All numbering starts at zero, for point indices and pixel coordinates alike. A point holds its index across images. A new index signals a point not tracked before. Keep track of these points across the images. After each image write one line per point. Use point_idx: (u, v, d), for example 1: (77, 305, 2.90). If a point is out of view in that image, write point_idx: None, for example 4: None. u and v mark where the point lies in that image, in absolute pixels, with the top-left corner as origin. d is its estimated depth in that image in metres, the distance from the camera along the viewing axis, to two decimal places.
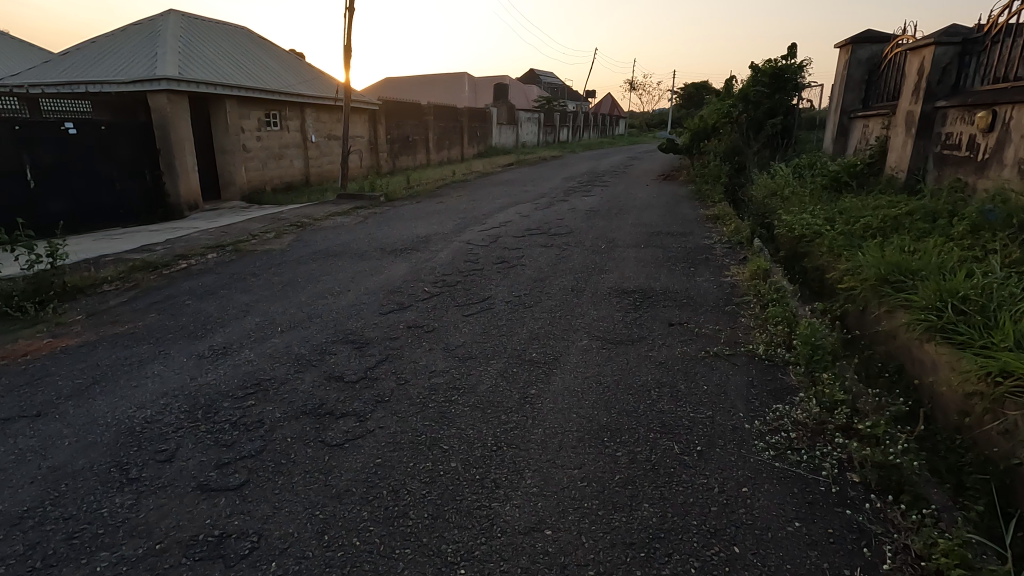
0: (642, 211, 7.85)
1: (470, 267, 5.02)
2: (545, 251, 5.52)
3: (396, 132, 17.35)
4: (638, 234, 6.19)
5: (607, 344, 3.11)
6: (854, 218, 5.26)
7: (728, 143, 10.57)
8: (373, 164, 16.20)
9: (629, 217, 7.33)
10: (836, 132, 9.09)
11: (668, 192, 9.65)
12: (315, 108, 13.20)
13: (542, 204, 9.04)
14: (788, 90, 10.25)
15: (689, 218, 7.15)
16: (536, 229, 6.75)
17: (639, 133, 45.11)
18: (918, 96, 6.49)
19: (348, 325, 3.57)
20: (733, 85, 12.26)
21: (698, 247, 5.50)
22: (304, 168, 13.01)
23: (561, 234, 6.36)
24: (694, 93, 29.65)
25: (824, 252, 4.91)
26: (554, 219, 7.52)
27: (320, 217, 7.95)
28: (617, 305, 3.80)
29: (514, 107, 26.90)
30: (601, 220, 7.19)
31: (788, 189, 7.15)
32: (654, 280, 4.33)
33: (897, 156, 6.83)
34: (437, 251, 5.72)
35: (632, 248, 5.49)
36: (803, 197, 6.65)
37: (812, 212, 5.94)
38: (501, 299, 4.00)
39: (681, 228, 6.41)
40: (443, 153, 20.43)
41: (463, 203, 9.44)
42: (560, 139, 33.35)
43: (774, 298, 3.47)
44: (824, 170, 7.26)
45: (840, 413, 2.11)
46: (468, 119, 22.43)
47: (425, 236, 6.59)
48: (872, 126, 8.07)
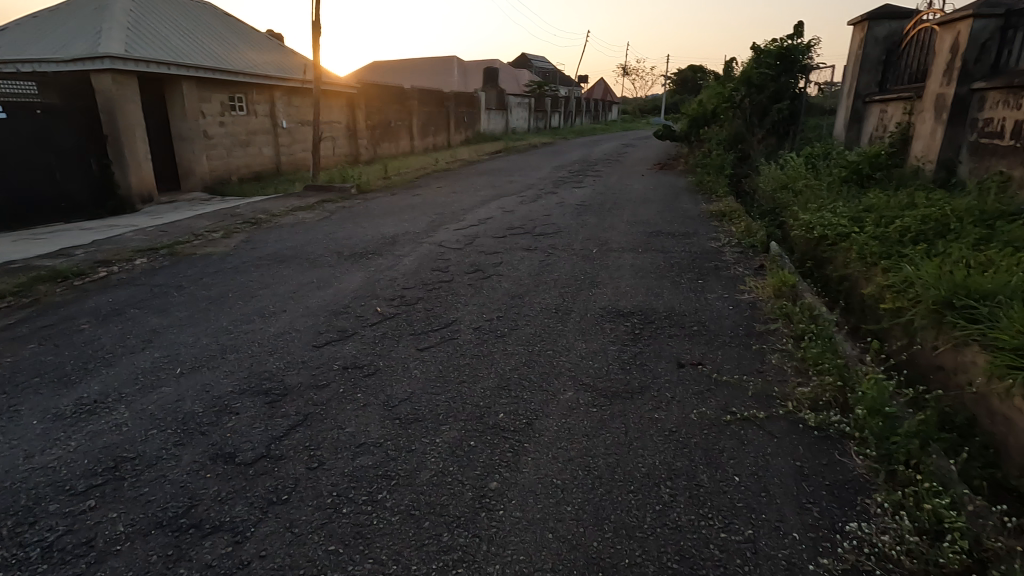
0: (637, 206, 7.08)
1: (438, 277, 4.25)
2: (528, 257, 4.76)
3: (377, 118, 16.40)
4: (633, 235, 5.42)
5: (598, 398, 2.36)
6: (886, 218, 4.54)
7: (729, 130, 9.78)
8: (352, 151, 15.29)
9: (624, 214, 6.55)
10: (849, 118, 8.32)
11: (666, 184, 8.86)
12: (285, 91, 12.25)
13: (527, 197, 8.23)
14: (794, 72, 9.46)
15: (690, 215, 6.39)
16: (518, 228, 5.97)
17: (632, 119, 44.22)
18: (950, 77, 5.74)
19: (267, 365, 2.79)
20: (734, 67, 11.43)
21: (703, 251, 4.75)
22: (274, 155, 12.10)
23: (546, 235, 5.59)
24: (688, 78, 28.81)
25: (854, 259, 4.18)
26: (540, 215, 6.73)
27: (279, 213, 7.11)
28: (611, 334, 3.04)
29: (504, 93, 25.94)
30: (592, 217, 6.42)
31: (802, 182, 6.39)
32: (655, 297, 3.57)
33: (924, 146, 6.10)
34: (402, 256, 4.93)
35: (628, 254, 4.73)
36: (820, 191, 5.90)
37: (835, 209, 5.20)
38: (468, 324, 3.25)
39: (682, 228, 5.65)
40: (428, 140, 19.46)
41: (442, 195, 8.61)
42: (551, 125, 32.35)
43: (812, 330, 2.73)
44: (841, 160, 6.51)
45: (958, 554, 1.39)
46: (455, 105, 21.50)
47: (393, 236, 5.79)
48: (892, 111, 7.31)
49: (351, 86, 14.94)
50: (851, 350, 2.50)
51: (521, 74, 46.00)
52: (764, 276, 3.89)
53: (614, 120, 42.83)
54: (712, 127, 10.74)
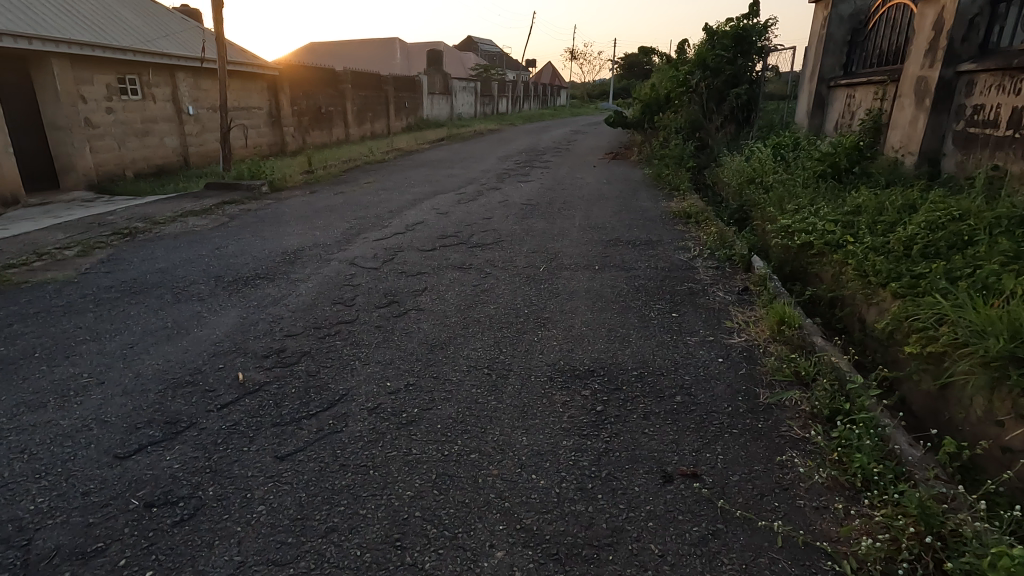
0: (590, 205, 6.23)
1: (339, 314, 3.26)
2: (459, 279, 3.82)
3: (305, 103, 14.91)
4: (588, 245, 4.55)
5: (547, 564, 1.47)
6: (883, 223, 3.84)
7: (686, 117, 9.05)
8: (276, 140, 13.81)
9: (576, 216, 5.68)
10: (813, 104, 7.73)
11: (620, 177, 8.04)
12: (190, 72, 10.69)
13: (467, 195, 7.24)
14: (752, 54, 8.82)
15: (650, 216, 5.59)
16: (451, 236, 5.01)
17: (581, 104, 43.68)
18: (933, 58, 5.12)
19: (21, 505, 1.75)
20: (688, 49, 10.71)
21: (672, 267, 3.94)
22: (180, 146, 10.59)
23: (483, 246, 4.65)
24: (636, 63, 28.41)
25: (854, 279, 3.47)
26: (479, 218, 5.79)
27: (163, 220, 5.86)
28: (565, 415, 2.16)
29: (448, 77, 24.70)
30: (540, 220, 5.52)
31: (773, 177, 5.69)
32: (620, 345, 2.71)
33: (902, 136, 5.52)
34: (301, 280, 3.90)
35: (583, 272, 3.86)
36: (795, 189, 5.21)
37: (819, 211, 4.50)
38: (362, 403, 2.28)
39: (643, 234, 4.83)
40: (364, 128, 18.06)
41: (369, 192, 7.51)
42: (498, 111, 31.27)
43: (847, 410, 1.94)
44: (814, 151, 5.85)
45: None
46: (395, 89, 20.12)
47: (297, 250, 4.72)
48: (861, 97, 6.73)
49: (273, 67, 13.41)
50: (913, 450, 1.72)
51: (467, 58, 44.51)
52: (753, 307, 3.10)
53: (562, 106, 42.14)
54: (666, 114, 10.01)
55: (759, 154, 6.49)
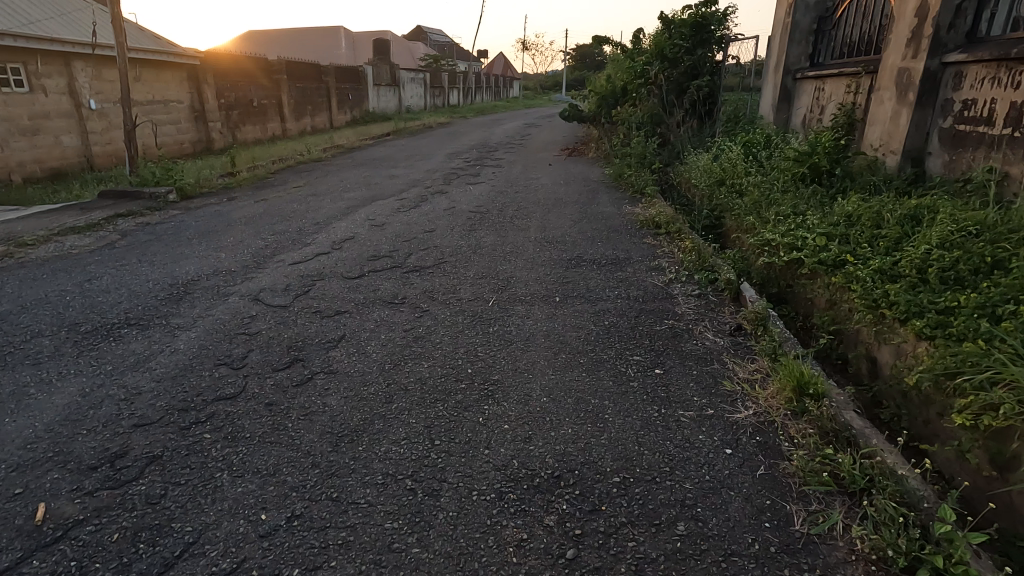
0: (547, 212, 5.55)
1: (220, 382, 2.45)
2: (387, 321, 3.06)
3: (233, 95, 13.62)
4: (546, 267, 3.86)
5: None
6: (885, 239, 3.32)
7: (645, 111, 8.48)
8: (201, 136, 12.51)
9: (531, 227, 4.99)
10: (779, 98, 7.27)
11: (578, 178, 7.40)
12: (90, 60, 9.39)
13: (409, 201, 6.43)
14: (712, 43, 8.31)
15: (615, 225, 4.95)
16: (384, 257, 4.23)
17: (534, 96, 42.99)
18: (916, 48, 4.66)
19: None
20: (644, 38, 10.14)
21: (647, 296, 3.29)
22: (81, 146, 9.28)
23: (421, 271, 3.88)
24: (588, 55, 27.95)
25: (863, 311, 2.91)
26: (420, 230, 5.03)
27: (31, 240, 4.81)
28: (521, 570, 1.46)
29: (395, 68, 23.56)
30: (491, 234, 4.80)
31: (748, 180, 5.15)
32: (593, 429, 2.02)
33: (881, 132, 5.07)
34: (182, 328, 3.05)
35: (541, 306, 3.17)
36: (775, 194, 4.68)
37: (807, 223, 3.96)
38: (214, 562, 1.51)
39: (610, 251, 4.17)
40: (303, 122, 16.81)
41: (297, 200, 6.60)
42: (449, 103, 30.21)
43: (936, 564, 1.32)
44: (788, 149, 5.34)
45: None
46: (336, 80, 18.90)
47: (190, 280, 3.83)
48: (831, 90, 6.29)
49: (193, 56, 12.11)
50: None
51: (416, 48, 43.11)
52: (755, 359, 2.47)
53: (515, 98, 41.38)
54: (624, 107, 9.43)
55: (729, 152, 5.95)
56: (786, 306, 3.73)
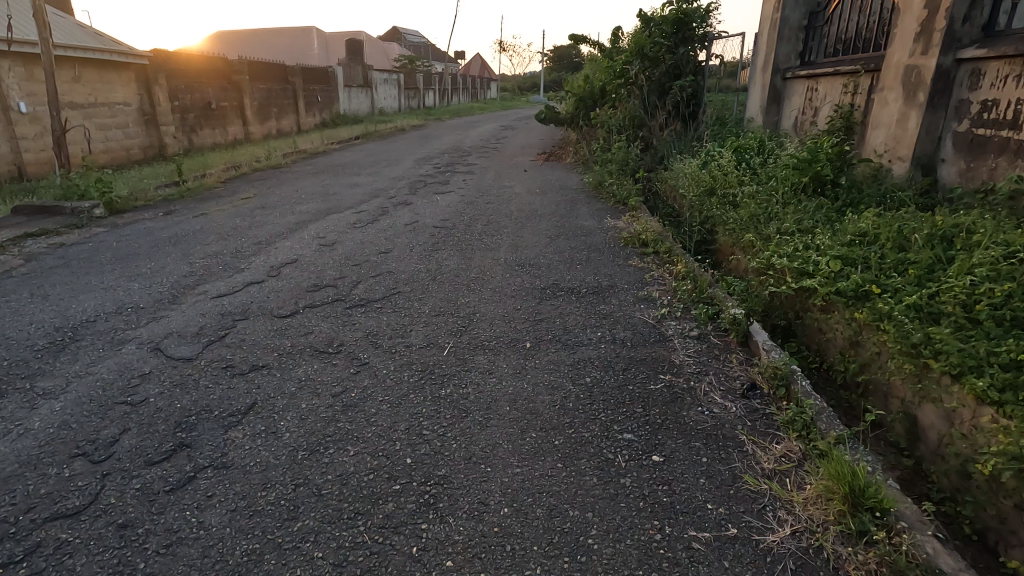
0: (520, 227, 4.97)
1: (67, 487, 1.80)
2: (312, 380, 2.43)
3: (189, 97, 12.77)
4: (515, 300, 3.27)
5: None
6: (917, 267, 2.80)
7: (626, 113, 7.96)
8: (152, 141, 11.67)
9: (500, 245, 4.40)
10: (768, 99, 6.80)
11: (555, 186, 6.83)
12: (20, 59, 8.54)
13: (367, 214, 5.79)
14: (695, 42, 7.84)
15: (595, 243, 4.39)
16: (326, 287, 3.60)
17: (511, 98, 42.43)
18: (926, 43, 4.19)
19: None
20: (623, 36, 9.63)
21: (636, 338, 2.73)
22: (10, 153, 8.42)
23: (367, 306, 3.26)
24: (565, 57, 27.57)
25: (900, 359, 2.39)
26: (375, 251, 4.41)
27: None
28: None
29: (366, 69, 22.81)
30: (455, 255, 4.20)
31: (742, 191, 4.63)
32: (572, 569, 1.44)
33: (886, 137, 4.60)
34: (48, 395, 2.38)
35: (507, 355, 2.58)
36: (775, 207, 4.17)
37: (816, 243, 3.44)
38: None
39: (591, 277, 3.60)
40: (267, 125, 15.99)
41: (242, 214, 5.91)
42: (425, 104, 29.50)
43: None
44: (785, 156, 4.84)
45: None
46: (303, 82, 18.11)
47: (85, 322, 3.16)
48: (825, 91, 5.82)
49: (143, 55, 11.27)
50: None
51: (392, 49, 42.33)
52: (781, 437, 1.92)
53: (492, 100, 40.80)
54: (602, 109, 8.90)
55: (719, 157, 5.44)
56: (797, 342, 3.21)
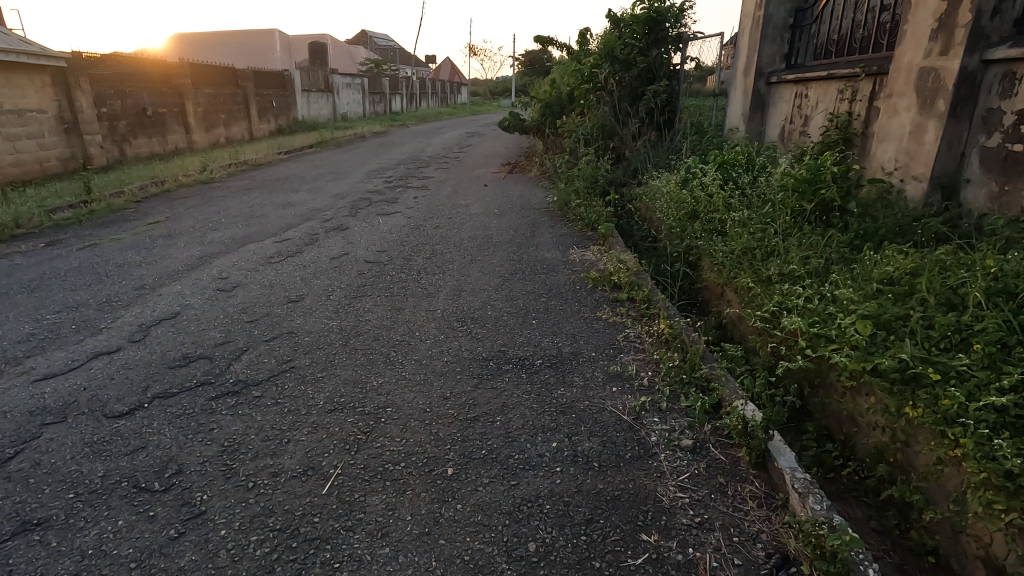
0: (468, 262, 4.14)
1: None
2: (107, 553, 1.56)
3: (119, 103, 11.63)
4: (445, 380, 2.44)
5: None
6: (984, 339, 2.06)
7: (594, 121, 7.22)
8: (73, 153, 10.52)
9: (440, 290, 3.56)
10: (751, 106, 6.13)
11: (516, 205, 6.03)
12: None
13: (291, 244, 4.89)
14: (669, 43, 7.17)
15: (556, 284, 3.58)
16: (198, 361, 2.71)
17: (482, 102, 41.59)
18: (945, 41, 3.52)
19: None
20: (590, 38, 8.90)
21: (605, 453, 1.92)
22: None
23: (241, 394, 2.39)
24: (536, 61, 26.98)
25: (986, 493, 1.65)
26: (283, 298, 3.53)
27: None
28: None
29: (327, 73, 21.75)
30: (382, 305, 3.35)
31: (732, 217, 3.90)
32: None
33: (896, 152, 3.92)
34: None
35: (418, 492, 1.75)
36: (774, 241, 3.44)
37: (835, 294, 2.71)
38: None
39: (547, 340, 2.78)
40: (214, 133, 14.88)
41: (140, 244, 4.95)
42: (392, 110, 28.50)
43: None
44: (779, 173, 4.12)
45: None
46: (255, 86, 17.00)
47: None
48: (817, 97, 5.15)
49: (60, 57, 10.11)
50: None
51: (358, 52, 41.14)
52: None
53: (462, 104, 39.98)
54: (569, 117, 8.14)
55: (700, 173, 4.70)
56: (816, 427, 2.46)
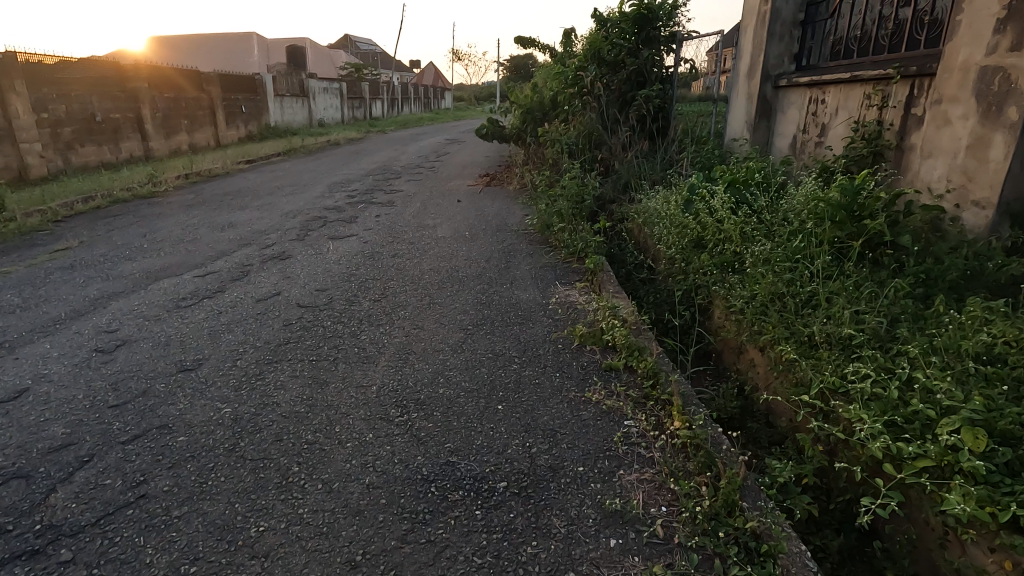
0: (424, 306, 3.33)
1: None
2: None
3: (63, 108, 10.67)
4: (360, 526, 1.63)
5: None
6: None
7: (579, 129, 6.46)
8: (7, 163, 9.54)
9: (382, 352, 2.75)
10: (756, 113, 5.40)
11: (490, 227, 5.23)
12: None
13: (215, 278, 4.04)
14: (661, 43, 6.48)
15: (533, 342, 2.78)
16: (7, 485, 1.87)
17: (466, 107, 40.87)
18: (1016, 34, 2.81)
19: None
20: (575, 37, 8.17)
21: None
22: None
23: (36, 559, 1.56)
24: (520, 66, 26.34)
25: None
26: (174, 365, 2.69)
27: None
28: None
29: (302, 77, 20.87)
30: (301, 376, 2.54)
31: (753, 253, 3.16)
32: None
33: (948, 170, 3.20)
34: None
35: None
36: (811, 289, 2.70)
37: (917, 377, 1.95)
38: None
39: (515, 445, 1.99)
40: (175, 140, 13.94)
41: (31, 280, 4.07)
42: (372, 115, 27.61)
43: None
44: (805, 194, 3.39)
45: None
46: (221, 90, 16.06)
47: None
48: (837, 102, 4.43)
49: None
50: None
51: (338, 56, 40.17)
52: None
53: (446, 109, 39.15)
54: (552, 124, 7.38)
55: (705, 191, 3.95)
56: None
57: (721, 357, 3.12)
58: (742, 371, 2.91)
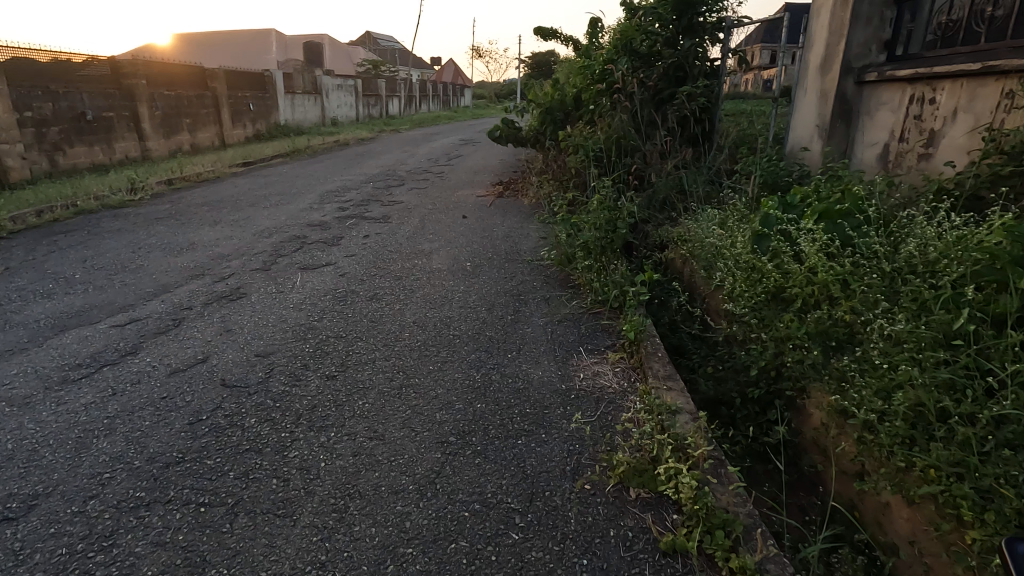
0: (393, 392, 2.36)
1: None
2: None
3: (49, 106, 9.96)
4: None
5: None
6: None
7: (608, 134, 5.43)
8: None
9: (311, 491, 1.78)
10: (833, 115, 4.31)
11: (498, 256, 4.25)
12: None
13: (137, 328, 3.13)
14: (706, 30, 5.42)
15: (545, 480, 1.80)
16: None
17: (485, 105, 39.86)
18: None
19: None
20: (602, 27, 7.13)
21: None
22: None
23: None
24: (543, 63, 25.25)
25: None
26: None
27: None
28: None
29: (315, 74, 20.15)
30: (171, 545, 1.59)
31: (877, 330, 2.12)
32: None
33: None
34: None
35: None
36: (1001, 413, 1.66)
37: None
38: None
39: None
40: (176, 140, 13.22)
41: None
42: (389, 113, 26.81)
43: None
44: (946, 239, 2.35)
45: None
46: (227, 87, 15.34)
47: None
48: (956, 104, 3.34)
49: None
50: None
51: (356, 53, 39.57)
52: None
53: (466, 107, 38.25)
54: (575, 126, 6.36)
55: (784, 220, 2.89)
56: None
57: (828, 485, 2.12)
58: (871, 522, 1.91)
